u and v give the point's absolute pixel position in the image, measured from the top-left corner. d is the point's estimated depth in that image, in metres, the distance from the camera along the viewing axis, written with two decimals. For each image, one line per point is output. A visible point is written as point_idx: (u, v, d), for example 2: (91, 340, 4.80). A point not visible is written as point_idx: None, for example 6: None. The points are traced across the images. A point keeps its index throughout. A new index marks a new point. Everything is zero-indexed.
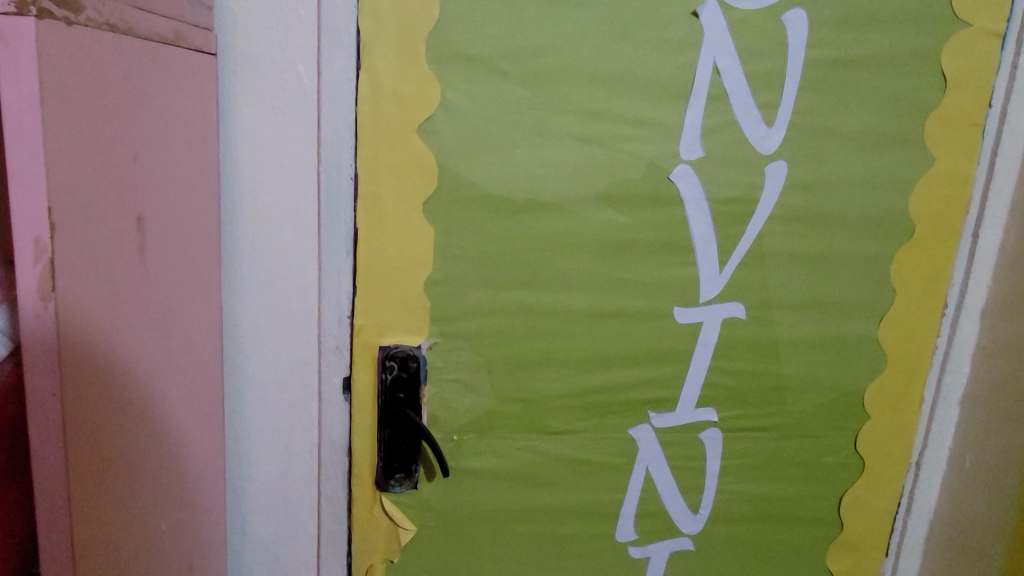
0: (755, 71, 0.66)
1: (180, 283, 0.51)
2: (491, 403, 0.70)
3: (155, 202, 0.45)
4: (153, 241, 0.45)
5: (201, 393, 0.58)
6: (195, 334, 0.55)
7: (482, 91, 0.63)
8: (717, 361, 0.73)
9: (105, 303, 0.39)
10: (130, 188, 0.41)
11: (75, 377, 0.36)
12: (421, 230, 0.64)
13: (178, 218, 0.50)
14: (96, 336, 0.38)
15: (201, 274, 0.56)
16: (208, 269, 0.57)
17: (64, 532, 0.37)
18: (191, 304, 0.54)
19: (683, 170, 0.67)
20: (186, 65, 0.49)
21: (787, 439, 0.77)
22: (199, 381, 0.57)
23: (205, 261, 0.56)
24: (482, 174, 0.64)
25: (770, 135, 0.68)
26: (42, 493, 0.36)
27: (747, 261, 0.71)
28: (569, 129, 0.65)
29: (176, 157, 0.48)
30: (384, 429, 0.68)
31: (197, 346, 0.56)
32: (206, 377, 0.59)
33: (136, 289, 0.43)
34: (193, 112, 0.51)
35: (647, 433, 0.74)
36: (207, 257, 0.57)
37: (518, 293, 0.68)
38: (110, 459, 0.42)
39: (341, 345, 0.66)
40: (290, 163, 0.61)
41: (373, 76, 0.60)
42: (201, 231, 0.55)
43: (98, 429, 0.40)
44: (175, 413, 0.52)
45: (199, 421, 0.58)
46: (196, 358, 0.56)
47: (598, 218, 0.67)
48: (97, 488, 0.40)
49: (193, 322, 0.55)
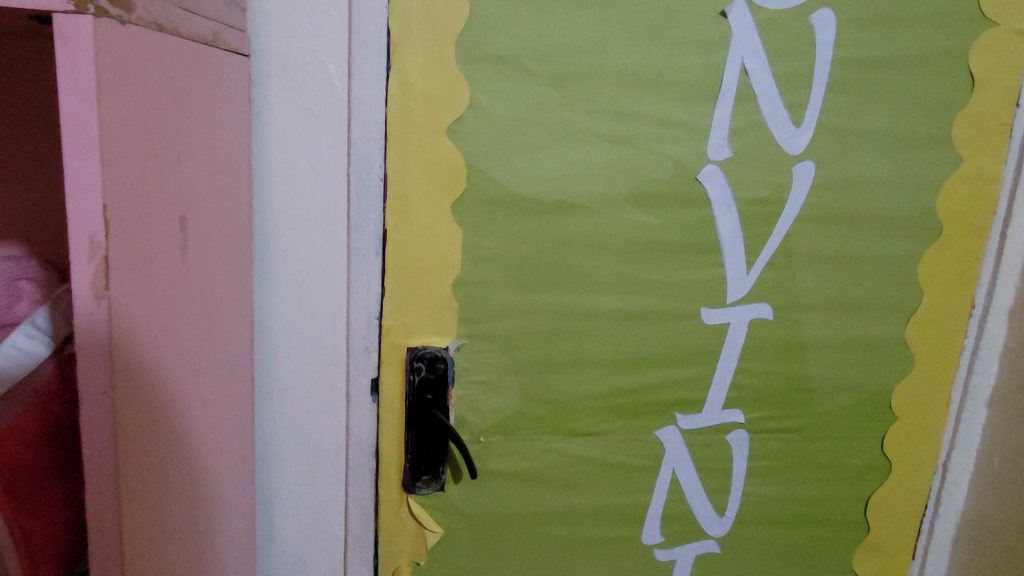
0: (783, 71, 0.66)
1: (215, 284, 0.51)
2: (517, 404, 0.70)
3: (195, 202, 0.45)
4: (194, 242, 0.46)
5: (232, 397, 0.58)
6: (228, 336, 0.55)
7: (511, 92, 0.63)
8: (743, 362, 0.73)
9: (149, 302, 0.39)
10: (174, 188, 0.41)
11: (124, 376, 0.37)
12: (449, 230, 0.64)
13: (215, 220, 0.50)
14: (144, 333, 0.39)
15: (234, 276, 0.56)
16: (240, 271, 0.57)
17: (115, 531, 0.37)
18: (225, 305, 0.54)
19: (711, 171, 0.67)
20: (223, 66, 0.49)
21: (814, 440, 0.76)
22: (230, 383, 0.57)
23: (237, 263, 0.56)
24: (511, 175, 0.64)
25: (798, 135, 0.68)
26: (92, 493, 0.36)
27: (775, 261, 0.71)
28: (597, 130, 0.65)
29: (214, 159, 0.49)
30: (411, 430, 0.68)
31: (230, 348, 0.56)
32: (237, 380, 0.59)
33: (177, 288, 0.43)
34: (229, 114, 0.51)
35: (673, 435, 0.74)
36: (240, 259, 0.57)
37: (546, 294, 0.68)
38: (151, 456, 0.42)
39: (369, 346, 0.66)
40: (320, 164, 0.61)
41: (402, 77, 0.61)
42: (234, 233, 0.55)
43: (142, 427, 0.40)
44: (209, 414, 0.53)
45: (229, 424, 0.58)
46: (229, 361, 0.56)
47: (625, 219, 0.67)
48: (140, 486, 0.40)
49: (227, 324, 0.55)
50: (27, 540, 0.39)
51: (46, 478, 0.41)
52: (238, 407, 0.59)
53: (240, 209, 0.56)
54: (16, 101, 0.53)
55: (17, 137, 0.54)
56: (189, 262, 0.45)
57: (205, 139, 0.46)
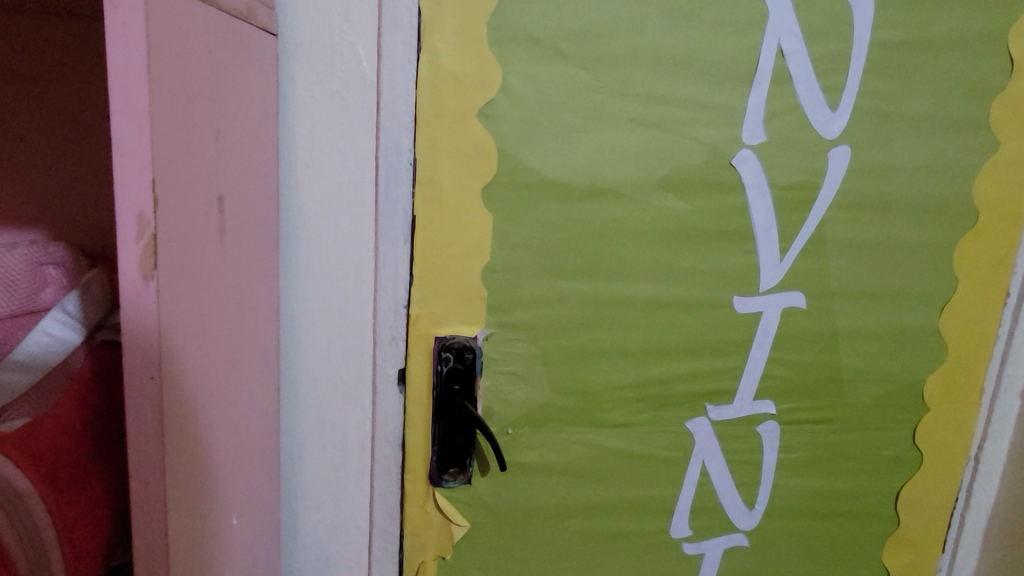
0: (820, 53, 0.65)
1: (247, 270, 0.50)
2: (546, 395, 0.69)
3: (231, 183, 0.44)
4: (229, 224, 0.44)
5: (261, 387, 0.57)
6: (258, 324, 0.54)
7: (544, 74, 0.61)
8: (775, 352, 0.71)
9: (191, 285, 0.38)
10: (212, 167, 0.40)
11: (172, 361, 0.36)
12: (479, 217, 0.63)
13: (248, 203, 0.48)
14: (189, 316, 0.38)
15: (263, 262, 0.54)
16: (268, 258, 0.56)
17: (159, 520, 0.36)
18: (257, 291, 0.53)
19: (745, 156, 0.66)
20: (257, 45, 0.48)
21: (846, 432, 0.75)
22: (261, 372, 0.56)
23: (266, 251, 0.55)
24: (542, 160, 0.63)
25: (834, 119, 0.66)
26: (138, 480, 0.35)
27: (808, 249, 0.69)
28: (630, 114, 0.64)
29: (248, 141, 0.47)
30: (439, 421, 0.67)
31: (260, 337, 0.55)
32: (266, 369, 0.57)
33: (215, 272, 0.42)
34: (260, 94, 0.50)
35: (703, 426, 0.72)
36: (268, 246, 0.55)
37: (577, 282, 0.66)
38: (194, 446, 0.41)
39: (397, 335, 0.65)
40: (348, 148, 0.59)
41: (433, 58, 0.59)
42: (264, 218, 0.53)
43: (187, 414, 0.39)
44: (242, 403, 0.52)
45: (258, 414, 0.56)
46: (259, 349, 0.55)
47: (658, 205, 0.66)
48: (183, 474, 0.39)
49: (257, 312, 0.54)
50: (70, 538, 0.37)
51: (86, 472, 0.39)
52: (265, 398, 0.58)
53: (268, 194, 0.54)
54: (59, 78, 0.53)
55: (57, 116, 0.54)
56: (226, 245, 0.44)
57: (240, 119, 0.45)
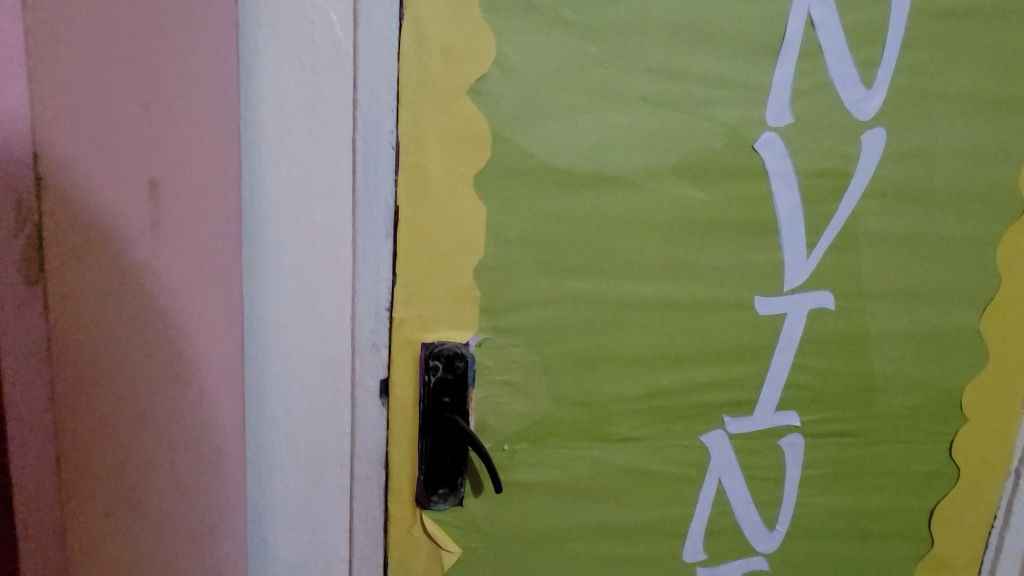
0: (853, 23, 0.57)
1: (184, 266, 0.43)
2: (547, 407, 0.62)
3: (160, 173, 0.40)
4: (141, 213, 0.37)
5: (215, 396, 0.50)
6: (209, 325, 0.48)
7: (543, 46, 0.54)
8: (800, 358, 0.64)
9: (78, 276, 0.32)
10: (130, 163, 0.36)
11: (68, 364, 0.32)
12: (471, 209, 0.56)
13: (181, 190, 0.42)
14: (89, 313, 0.33)
15: (214, 255, 0.48)
16: (222, 251, 0.49)
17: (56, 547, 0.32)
18: (203, 288, 0.46)
19: (770, 139, 0.59)
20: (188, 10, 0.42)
21: (876, 445, 0.68)
22: (213, 380, 0.49)
23: (218, 243, 0.48)
24: (542, 144, 0.56)
25: (868, 98, 0.59)
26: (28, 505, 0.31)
27: (838, 243, 0.62)
28: (641, 91, 0.56)
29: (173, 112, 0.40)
30: (427, 437, 0.60)
31: (212, 340, 0.48)
32: (222, 377, 0.51)
33: (138, 275, 0.38)
34: (196, 60, 0.43)
35: (720, 441, 0.65)
36: (221, 237, 0.48)
37: (580, 281, 0.59)
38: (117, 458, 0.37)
39: (378, 342, 0.58)
40: (321, 131, 0.52)
41: (418, 28, 0.52)
42: (211, 205, 0.46)
43: (102, 422, 0.35)
44: (181, 416, 0.45)
45: (210, 429, 0.50)
46: (210, 352, 0.48)
47: (672, 194, 0.59)
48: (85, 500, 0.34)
49: (208, 314, 0.47)
50: None
51: None
52: (224, 409, 0.51)
53: (218, 180, 0.47)
54: None
55: None
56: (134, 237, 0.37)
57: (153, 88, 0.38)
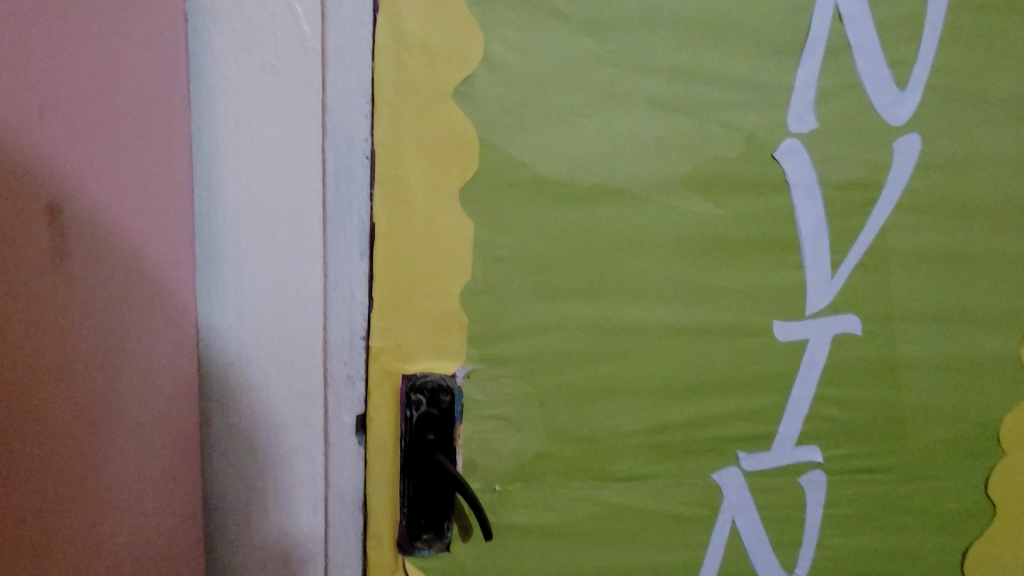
0: (886, 16, 0.51)
1: (89, 294, 0.37)
2: (543, 443, 0.56)
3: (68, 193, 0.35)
4: (12, 237, 0.31)
5: (152, 440, 0.43)
6: (136, 358, 0.41)
7: (538, 42, 0.48)
8: (823, 388, 0.58)
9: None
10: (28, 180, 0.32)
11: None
12: (457, 226, 0.50)
13: (83, 207, 0.36)
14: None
15: (142, 278, 0.41)
16: (157, 272, 0.43)
17: None
18: (122, 317, 0.40)
19: (791, 146, 0.53)
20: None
21: (907, 482, 0.62)
22: (149, 423, 0.43)
23: (149, 262, 0.42)
24: (536, 153, 0.50)
25: (901, 101, 0.53)
26: None
27: (866, 262, 0.56)
28: (647, 92, 0.50)
29: (74, 117, 0.35)
30: (409, 478, 0.54)
31: (143, 375, 0.42)
32: (164, 417, 0.44)
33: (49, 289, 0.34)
34: (110, 53, 0.37)
35: (734, 478, 0.59)
36: (156, 256, 0.42)
37: (579, 305, 0.53)
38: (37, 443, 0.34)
39: (353, 374, 0.52)
40: (286, 138, 0.46)
41: (395, 22, 0.46)
42: (140, 220, 0.40)
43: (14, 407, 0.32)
44: (93, 469, 0.39)
45: (152, 470, 0.44)
46: (141, 390, 0.42)
47: (682, 208, 0.53)
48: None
49: (130, 347, 0.41)
50: None
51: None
52: (167, 454, 0.45)
53: (148, 192, 0.41)
54: None
55: None
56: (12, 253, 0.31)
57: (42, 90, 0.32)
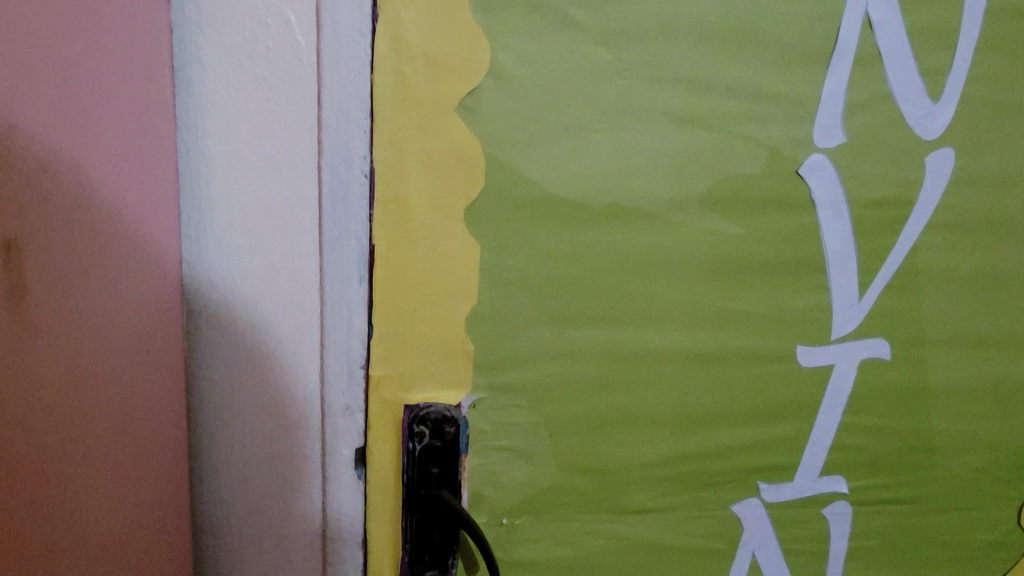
0: (919, 23, 0.48)
1: (60, 330, 0.34)
2: (552, 475, 0.53)
3: (39, 224, 0.32)
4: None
5: (132, 483, 0.40)
6: (115, 396, 0.38)
7: (548, 52, 0.45)
8: (849, 416, 0.55)
9: None
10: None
11: None
12: (462, 248, 0.47)
13: (59, 236, 0.33)
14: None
15: (121, 308, 0.38)
16: (137, 301, 0.39)
17: None
18: (99, 353, 0.37)
19: (817, 162, 0.49)
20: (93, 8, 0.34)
21: (935, 513, 0.58)
22: (135, 462, 0.40)
23: (128, 291, 0.39)
24: (546, 171, 0.47)
25: (935, 113, 0.50)
26: None
27: (896, 283, 0.53)
28: (665, 105, 0.47)
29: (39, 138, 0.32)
30: (412, 513, 0.50)
31: (121, 413, 0.39)
32: (149, 454, 0.42)
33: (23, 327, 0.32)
34: (85, 68, 0.34)
35: (754, 511, 0.56)
36: (135, 284, 0.39)
37: (591, 330, 0.50)
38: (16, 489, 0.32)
39: (352, 405, 0.49)
40: (279, 156, 0.43)
41: (395, 32, 0.43)
42: (115, 246, 0.37)
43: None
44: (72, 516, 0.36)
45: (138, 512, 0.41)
46: (119, 429, 0.39)
47: (700, 228, 0.49)
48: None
49: (114, 386, 0.38)
50: None
51: None
52: (147, 495, 0.42)
53: (126, 215, 0.38)
54: None
55: None
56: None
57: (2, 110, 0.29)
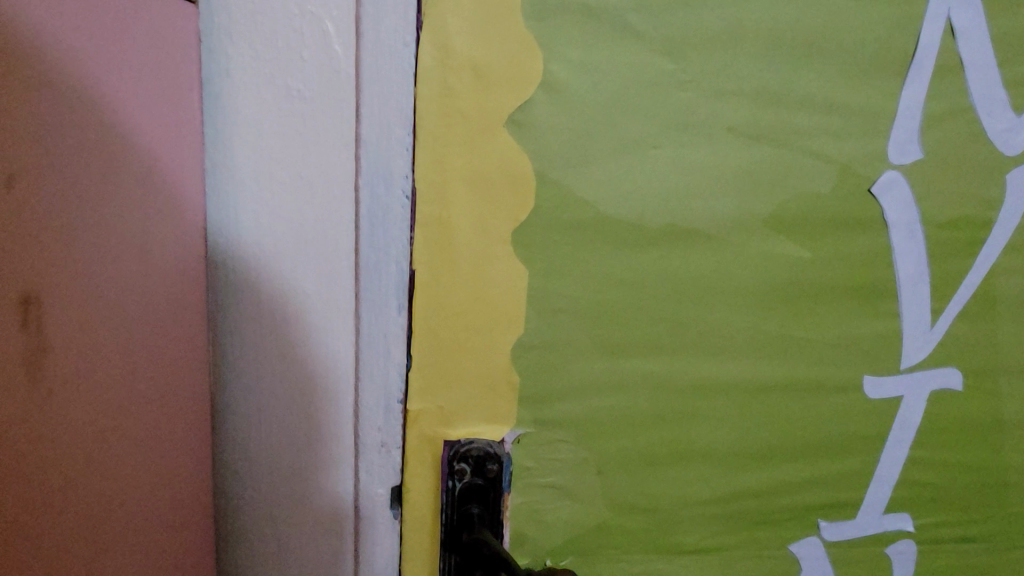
0: (1003, 31, 0.45)
1: (88, 372, 0.31)
2: (600, 514, 0.49)
3: (72, 254, 0.29)
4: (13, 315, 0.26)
5: (159, 530, 0.37)
6: (141, 442, 0.35)
7: (607, 63, 0.41)
8: (917, 449, 0.51)
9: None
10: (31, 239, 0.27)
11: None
12: (509, 274, 0.43)
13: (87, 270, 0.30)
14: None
15: (148, 345, 0.35)
16: (164, 333, 0.36)
17: None
18: (122, 397, 0.33)
19: (892, 179, 0.46)
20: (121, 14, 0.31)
21: (1004, 553, 0.55)
22: (161, 507, 0.37)
23: (156, 323, 0.35)
24: (601, 190, 0.43)
25: (1017, 127, 0.47)
26: None
27: (970, 308, 0.49)
28: (729, 119, 0.43)
29: (63, 162, 0.28)
30: (451, 555, 0.47)
31: (146, 461, 0.35)
32: (174, 497, 0.38)
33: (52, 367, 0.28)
34: (109, 81, 0.31)
35: (814, 551, 0.52)
36: (162, 314, 0.36)
37: (645, 360, 0.46)
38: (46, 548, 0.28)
39: (388, 442, 0.45)
40: (312, 174, 0.39)
41: (441, 40, 0.39)
42: (143, 278, 0.34)
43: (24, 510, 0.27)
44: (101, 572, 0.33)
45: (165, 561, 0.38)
46: (148, 478, 0.35)
47: (764, 251, 0.46)
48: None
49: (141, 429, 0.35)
50: None
51: None
52: (174, 543, 0.38)
53: (150, 242, 0.34)
54: None
55: None
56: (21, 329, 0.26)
57: (23, 135, 0.26)
